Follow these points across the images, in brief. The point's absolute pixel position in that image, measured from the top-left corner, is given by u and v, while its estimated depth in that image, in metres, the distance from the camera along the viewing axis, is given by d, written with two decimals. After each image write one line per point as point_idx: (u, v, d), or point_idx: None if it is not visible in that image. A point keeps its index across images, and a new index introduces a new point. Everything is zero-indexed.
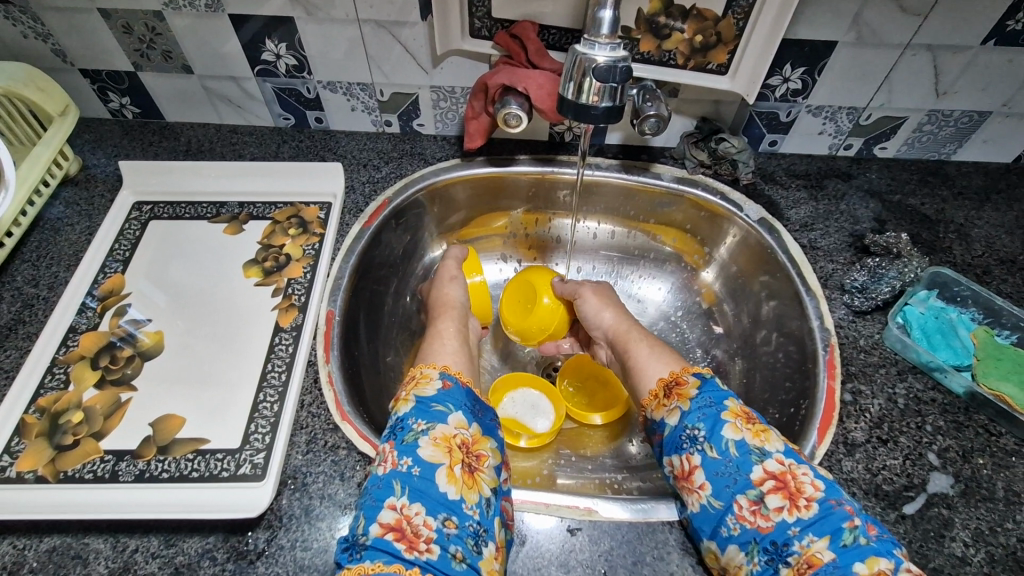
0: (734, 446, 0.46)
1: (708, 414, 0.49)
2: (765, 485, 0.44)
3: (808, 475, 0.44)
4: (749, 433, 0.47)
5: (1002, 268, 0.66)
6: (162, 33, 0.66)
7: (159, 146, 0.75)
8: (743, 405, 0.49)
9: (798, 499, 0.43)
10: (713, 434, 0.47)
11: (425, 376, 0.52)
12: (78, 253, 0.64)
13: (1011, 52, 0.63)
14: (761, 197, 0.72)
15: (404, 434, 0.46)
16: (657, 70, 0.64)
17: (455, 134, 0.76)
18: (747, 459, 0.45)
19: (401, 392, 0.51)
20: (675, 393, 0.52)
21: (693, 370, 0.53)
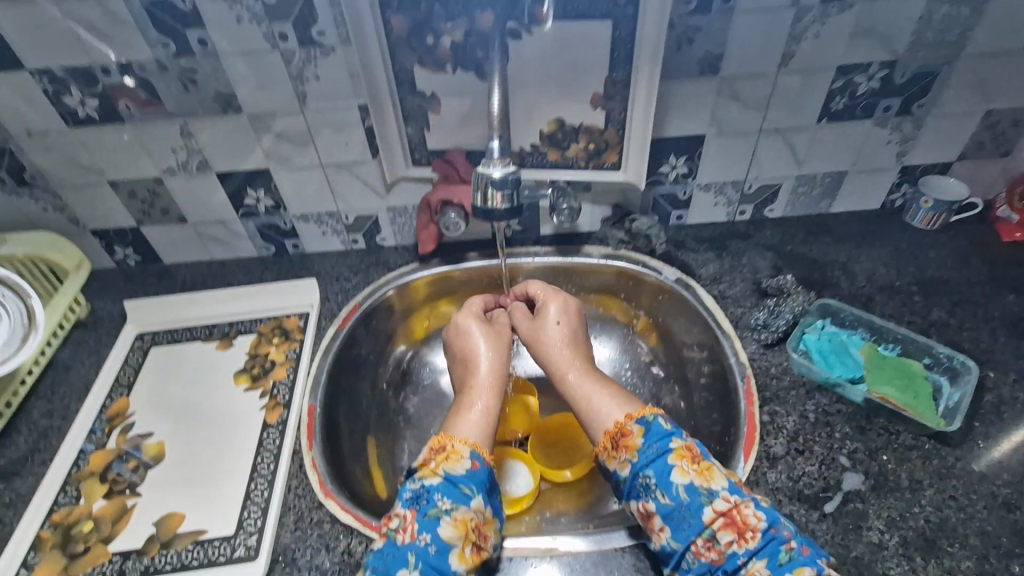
0: (684, 490, 0.51)
1: (657, 461, 0.53)
2: (715, 524, 0.49)
3: (751, 509, 0.49)
4: (695, 473, 0.52)
5: (884, 294, 0.77)
6: (161, 194, 0.81)
7: (157, 285, 0.87)
8: (688, 445, 0.54)
9: (745, 532, 0.48)
10: (664, 481, 0.52)
11: (456, 451, 0.56)
12: (87, 384, 0.73)
13: (841, 126, 0.79)
14: (675, 262, 0.84)
15: (427, 507, 0.51)
16: (567, 170, 0.80)
17: (412, 242, 0.89)
18: (696, 500, 0.50)
19: (432, 461, 0.55)
20: (622, 446, 0.56)
21: (636, 418, 0.57)
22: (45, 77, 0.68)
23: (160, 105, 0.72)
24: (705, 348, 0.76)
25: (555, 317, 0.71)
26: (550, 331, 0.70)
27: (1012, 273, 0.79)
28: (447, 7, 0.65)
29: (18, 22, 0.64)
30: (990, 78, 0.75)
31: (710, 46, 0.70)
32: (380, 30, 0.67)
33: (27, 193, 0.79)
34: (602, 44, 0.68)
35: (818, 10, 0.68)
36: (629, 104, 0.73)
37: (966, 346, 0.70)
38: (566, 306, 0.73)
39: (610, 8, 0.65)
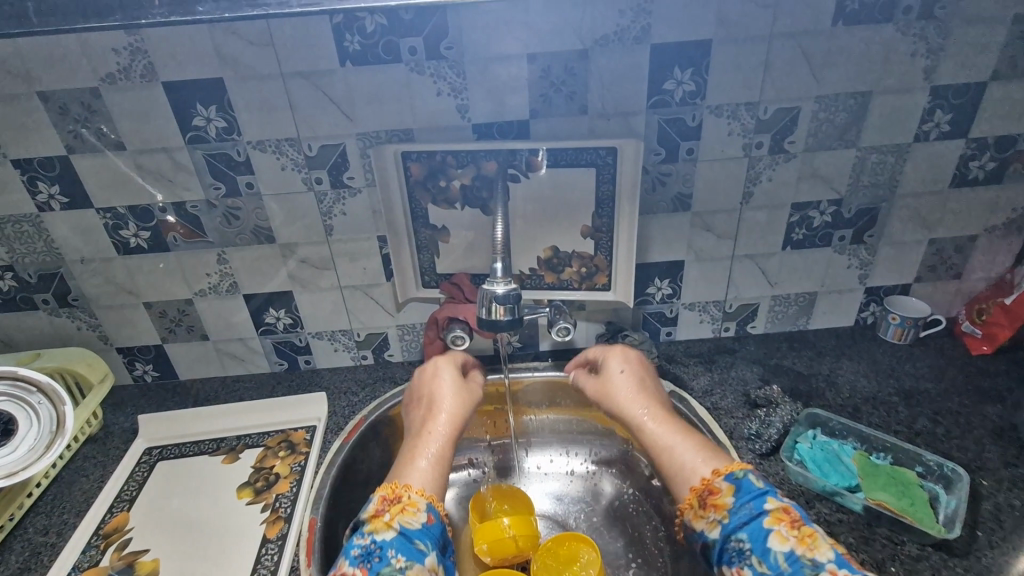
0: (783, 558, 0.52)
1: (751, 525, 0.55)
2: None
3: None
4: (797, 541, 0.52)
5: (869, 405, 0.81)
6: (189, 313, 0.88)
7: (170, 401, 0.90)
8: (786, 510, 0.55)
9: None
10: (760, 546, 0.53)
11: (412, 504, 0.59)
12: (88, 499, 0.73)
13: (804, 252, 0.90)
14: (668, 375, 0.89)
15: (382, 565, 0.53)
16: (564, 291, 0.88)
17: (418, 358, 0.95)
18: (798, 571, 0.51)
19: (385, 512, 0.57)
20: (711, 505, 0.59)
21: (725, 474, 0.60)
22: (108, 212, 0.79)
23: (203, 235, 0.82)
24: None
25: (623, 364, 0.78)
26: (614, 377, 0.78)
27: (987, 385, 0.84)
28: (458, 157, 0.78)
29: (97, 169, 0.76)
30: (926, 211, 0.87)
31: (680, 187, 0.82)
32: (401, 175, 0.79)
33: (66, 313, 0.86)
34: (588, 185, 0.80)
35: (768, 158, 0.81)
36: (614, 235, 0.84)
37: (955, 455, 0.72)
38: (632, 355, 0.80)
39: (594, 158, 0.78)
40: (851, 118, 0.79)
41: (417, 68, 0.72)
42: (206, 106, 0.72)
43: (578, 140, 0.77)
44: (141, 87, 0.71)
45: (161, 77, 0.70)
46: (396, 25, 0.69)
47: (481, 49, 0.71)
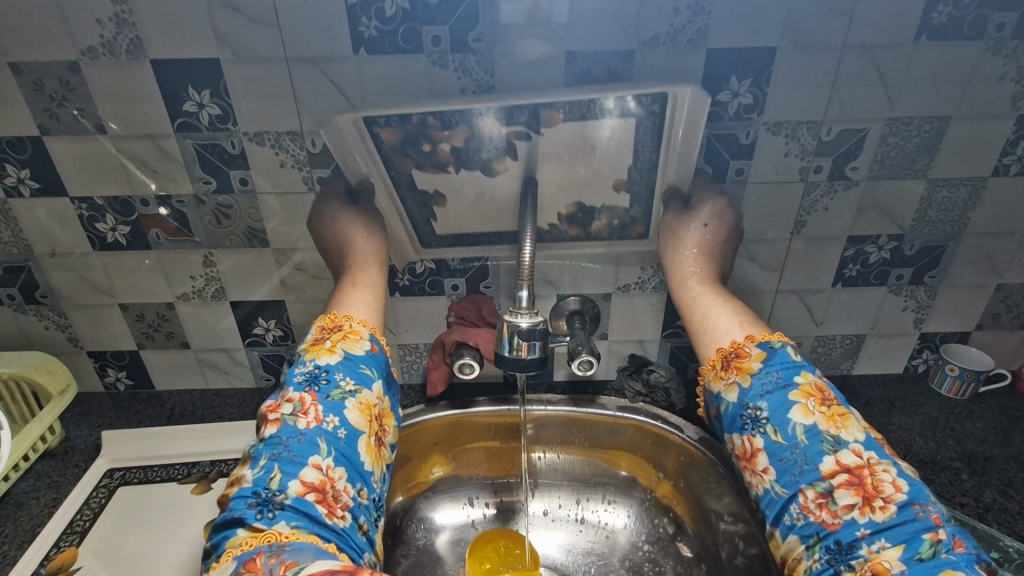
0: (802, 432, 0.50)
1: (773, 394, 0.52)
2: (836, 480, 0.47)
3: (887, 475, 0.47)
4: (823, 417, 0.50)
5: (926, 469, 0.71)
6: (169, 318, 0.80)
7: (143, 414, 0.81)
8: (816, 385, 0.52)
9: (873, 499, 0.46)
10: (779, 419, 0.51)
11: (354, 332, 0.57)
12: (34, 527, 0.64)
13: (857, 290, 0.80)
14: (696, 419, 0.80)
15: (329, 389, 0.51)
16: (589, 274, 0.78)
17: (419, 381, 0.87)
18: (817, 446, 0.49)
19: (327, 340, 0.56)
20: (734, 367, 0.56)
21: (759, 341, 0.56)
22: (84, 203, 0.71)
23: (189, 234, 0.73)
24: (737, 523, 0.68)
25: (706, 217, 0.69)
26: (691, 233, 0.69)
27: None
28: (441, 118, 0.66)
29: (74, 154, 0.67)
30: (997, 253, 0.78)
31: None
32: (368, 144, 0.68)
33: (33, 311, 0.78)
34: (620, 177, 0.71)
35: (825, 184, 0.72)
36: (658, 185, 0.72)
37: None
38: (718, 208, 0.70)
39: (628, 111, 0.65)
40: (924, 145, 0.70)
41: (439, 61, 0.63)
42: (199, 90, 0.64)
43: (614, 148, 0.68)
44: (127, 66, 0.63)
45: (150, 55, 0.62)
46: (419, 11, 0.60)
47: (511, 41, 0.63)
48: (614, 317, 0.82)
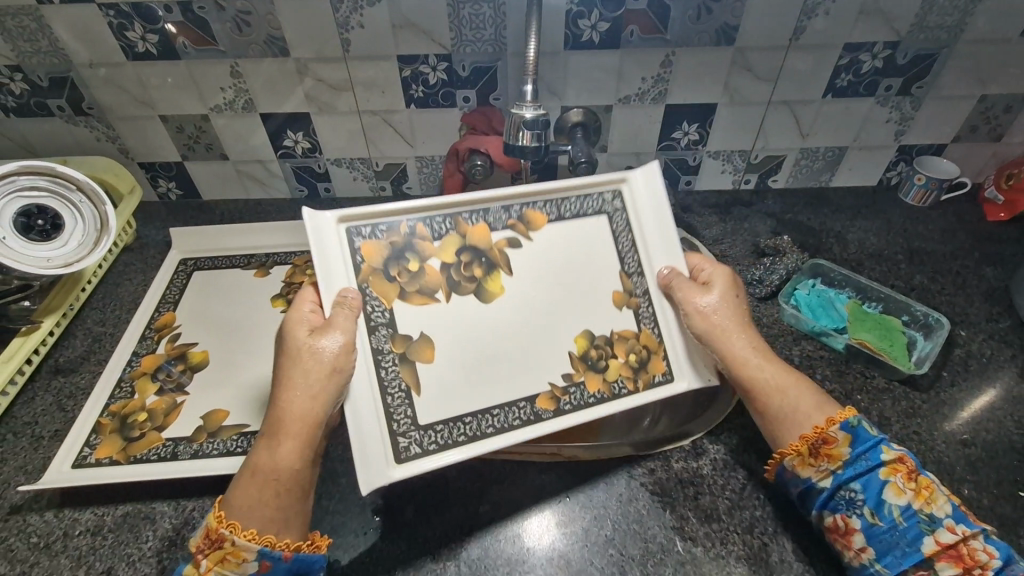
0: (900, 511, 0.49)
1: (866, 479, 0.51)
2: (936, 556, 0.48)
3: (980, 543, 0.47)
4: (914, 495, 0.50)
5: (872, 261, 0.83)
6: (206, 131, 0.88)
7: (198, 219, 0.94)
8: (900, 457, 0.51)
9: (971, 566, 0.47)
10: (875, 503, 0.50)
11: (235, 554, 0.48)
12: (136, 299, 0.81)
13: (845, 102, 0.85)
14: (682, 222, 0.91)
15: None
16: (592, 84, 0.83)
17: (436, 193, 0.97)
18: (915, 528, 0.49)
19: (206, 557, 0.48)
20: (823, 453, 0.53)
21: (839, 424, 0.53)
22: (111, 9, 0.74)
23: (213, 43, 0.77)
24: None
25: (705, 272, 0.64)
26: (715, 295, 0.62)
27: (994, 249, 0.85)
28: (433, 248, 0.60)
29: None
30: (988, 61, 0.80)
31: (726, 17, 0.76)
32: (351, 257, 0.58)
33: (84, 122, 0.86)
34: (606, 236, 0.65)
35: None
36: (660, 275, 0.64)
37: (944, 308, 0.76)
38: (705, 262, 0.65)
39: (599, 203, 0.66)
40: None
41: None
42: None
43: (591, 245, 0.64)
44: None
45: None
46: None
47: None
48: (614, 130, 0.88)
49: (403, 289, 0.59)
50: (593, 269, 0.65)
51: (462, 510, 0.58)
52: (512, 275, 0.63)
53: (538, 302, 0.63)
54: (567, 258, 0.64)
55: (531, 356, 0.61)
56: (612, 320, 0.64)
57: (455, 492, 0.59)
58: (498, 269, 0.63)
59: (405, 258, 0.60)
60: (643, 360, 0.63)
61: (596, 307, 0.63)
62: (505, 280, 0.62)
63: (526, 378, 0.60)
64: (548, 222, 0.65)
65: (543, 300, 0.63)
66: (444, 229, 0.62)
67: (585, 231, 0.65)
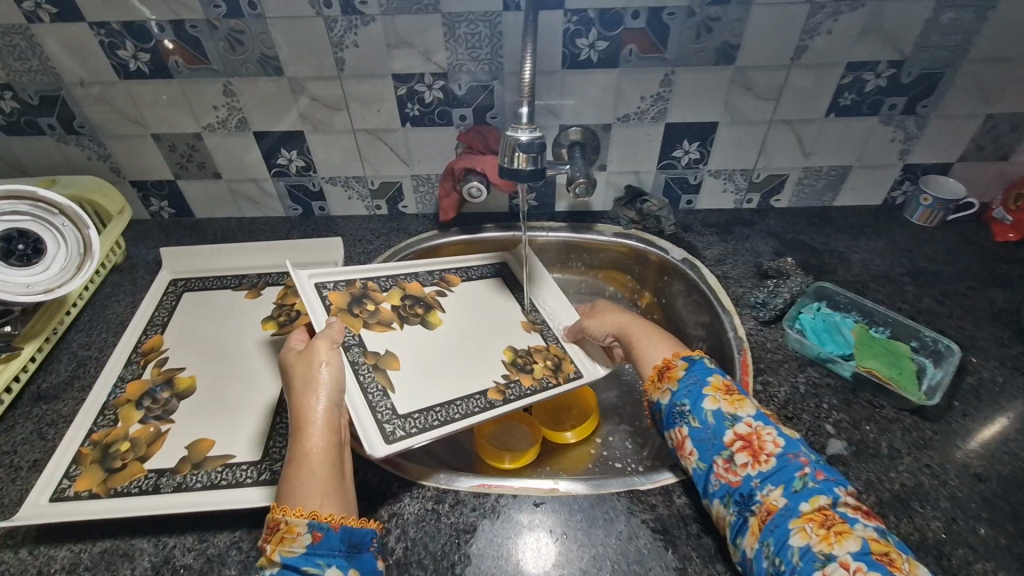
0: (712, 416, 0.57)
1: (693, 391, 0.60)
2: (734, 446, 0.55)
3: (771, 435, 0.55)
4: (726, 403, 0.58)
5: (878, 283, 0.81)
6: (199, 149, 0.86)
7: (190, 238, 0.92)
8: (724, 380, 0.60)
9: (760, 455, 0.53)
10: (696, 408, 0.59)
11: (291, 529, 0.45)
12: (124, 322, 0.79)
13: (848, 121, 0.83)
14: (683, 243, 0.89)
15: None
16: (591, 103, 0.81)
17: (433, 212, 0.95)
18: (721, 424, 0.57)
19: (268, 544, 0.45)
20: (667, 377, 0.63)
21: (682, 356, 0.64)
22: (102, 28, 0.73)
23: (206, 62, 0.76)
24: (703, 326, 0.81)
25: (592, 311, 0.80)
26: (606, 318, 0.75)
27: (1004, 271, 0.83)
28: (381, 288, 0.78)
29: None
30: (995, 80, 0.79)
31: (727, 35, 0.75)
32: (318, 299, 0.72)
33: (75, 141, 0.85)
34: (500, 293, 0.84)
35: (831, 6, 0.72)
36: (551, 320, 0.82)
37: (953, 333, 0.74)
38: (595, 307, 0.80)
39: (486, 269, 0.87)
40: None
41: None
42: None
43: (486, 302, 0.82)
44: None
45: None
46: None
47: None
48: (614, 148, 0.87)
49: (365, 322, 0.72)
50: (502, 317, 0.80)
51: (455, 548, 0.55)
52: (445, 312, 0.78)
53: (468, 331, 0.77)
54: (484, 308, 0.81)
55: (478, 359, 0.73)
56: (523, 339, 0.78)
57: (449, 529, 0.57)
58: (434, 308, 0.78)
59: (365, 301, 0.74)
60: (556, 368, 0.75)
61: (507, 332, 0.78)
62: (440, 315, 0.77)
63: (478, 375, 0.70)
64: (462, 281, 0.84)
65: (470, 325, 0.78)
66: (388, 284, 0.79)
67: (490, 291, 0.84)
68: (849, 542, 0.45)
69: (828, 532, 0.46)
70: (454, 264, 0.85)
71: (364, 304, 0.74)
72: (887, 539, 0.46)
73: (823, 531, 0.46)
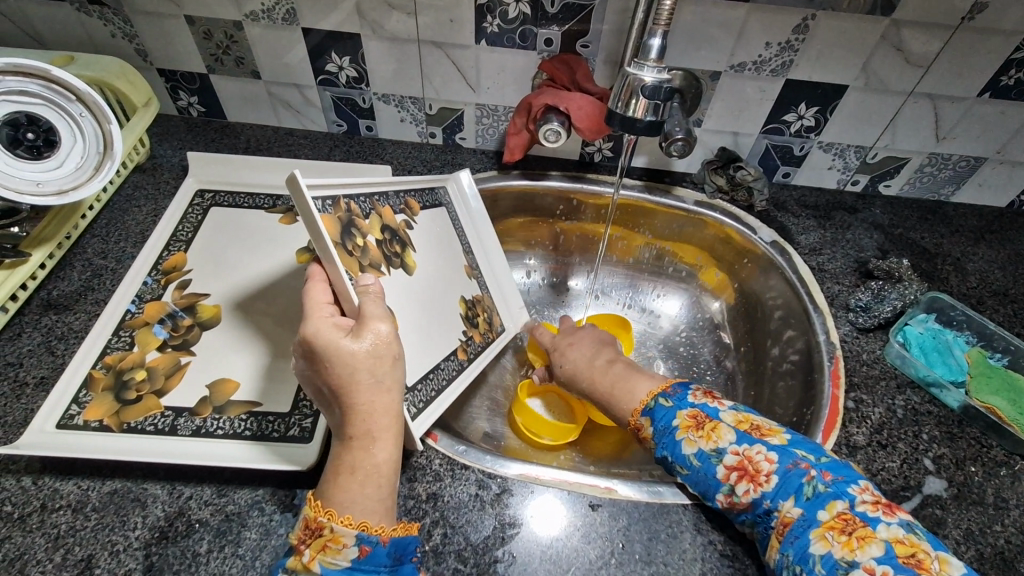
0: (695, 458, 0.50)
1: (666, 440, 0.53)
2: (731, 479, 0.48)
3: (762, 452, 0.48)
4: (701, 440, 0.51)
5: (995, 300, 0.71)
6: (238, 41, 0.75)
7: (221, 142, 0.83)
8: (691, 412, 0.53)
9: (757, 477, 0.47)
10: (676, 455, 0.52)
11: (336, 539, 0.42)
12: (144, 232, 0.71)
13: (1004, 105, 0.69)
14: (774, 223, 0.78)
15: None
16: (703, 43, 0.68)
17: (493, 148, 0.84)
18: (709, 465, 0.50)
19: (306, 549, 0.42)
20: (642, 436, 0.56)
21: (643, 408, 0.56)
22: None
23: None
24: (787, 323, 0.72)
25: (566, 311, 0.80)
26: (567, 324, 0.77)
27: None
28: (360, 207, 0.55)
29: None
30: None
31: None
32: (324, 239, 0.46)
33: (97, 12, 0.73)
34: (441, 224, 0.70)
35: None
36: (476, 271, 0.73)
37: None
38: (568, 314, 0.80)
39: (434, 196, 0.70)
40: None
41: None
42: None
43: (441, 241, 0.68)
44: None
45: None
46: None
47: None
48: (717, 102, 0.74)
49: (360, 266, 0.51)
50: (454, 265, 0.68)
51: (498, 544, 0.49)
52: (417, 252, 0.62)
53: (438, 277, 0.64)
54: (448, 250, 0.68)
55: (445, 312, 0.63)
56: (467, 287, 0.69)
57: (492, 519, 0.51)
58: (408, 246, 0.61)
59: (353, 232, 0.52)
60: (488, 322, 0.71)
61: (455, 273, 0.68)
62: (415, 256, 0.61)
63: (446, 334, 0.62)
64: (422, 210, 0.66)
65: (433, 271, 0.64)
66: (365, 208, 0.56)
67: (438, 222, 0.69)
68: (873, 546, 0.40)
69: (850, 538, 0.41)
70: (412, 182, 0.65)
71: (353, 237, 0.52)
72: (915, 533, 0.41)
73: (844, 538, 0.41)
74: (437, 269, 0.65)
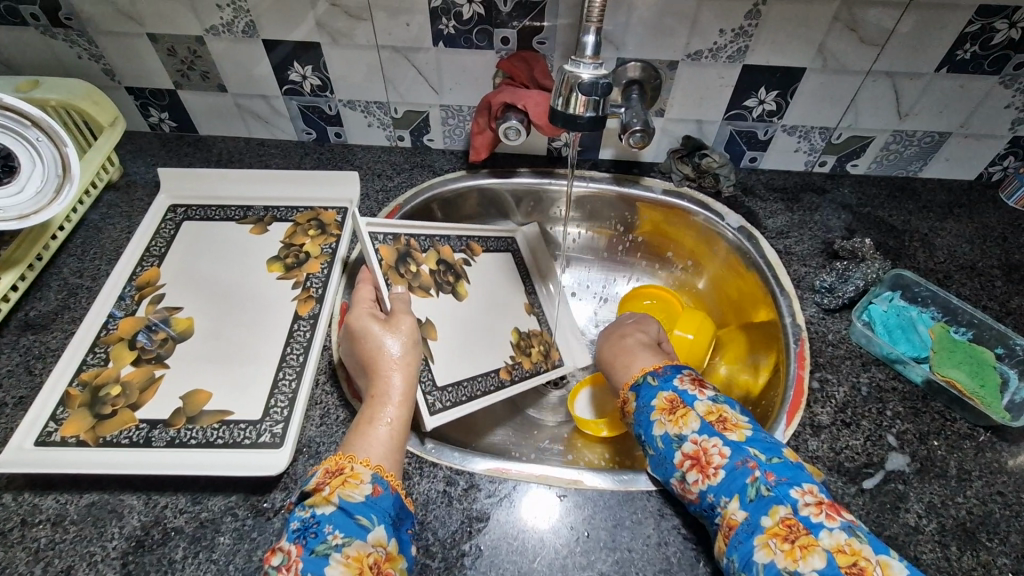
0: (661, 441, 0.53)
1: (643, 419, 0.55)
2: (684, 466, 0.50)
3: (717, 445, 0.49)
4: (670, 423, 0.53)
5: (962, 274, 0.71)
6: (202, 56, 0.76)
7: (193, 157, 0.84)
8: (669, 396, 0.54)
9: (708, 469, 0.48)
10: (648, 435, 0.54)
11: (356, 475, 0.46)
12: (118, 249, 0.72)
13: (962, 79, 0.69)
14: (741, 208, 0.79)
15: (315, 543, 0.42)
16: (659, 33, 0.68)
17: (461, 148, 0.85)
18: (670, 448, 0.52)
19: (326, 485, 0.45)
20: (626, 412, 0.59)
21: (631, 383, 0.59)
22: None
23: None
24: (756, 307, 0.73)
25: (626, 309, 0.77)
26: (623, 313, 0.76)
27: None
28: (420, 240, 0.69)
29: None
30: None
31: None
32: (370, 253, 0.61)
33: (62, 34, 0.74)
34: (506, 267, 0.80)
35: None
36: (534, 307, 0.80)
37: None
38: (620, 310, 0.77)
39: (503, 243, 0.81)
40: None
41: None
42: None
43: (499, 275, 0.78)
44: None
45: None
46: None
47: None
48: (678, 90, 0.74)
49: (410, 285, 0.64)
50: (509, 298, 0.77)
51: (465, 538, 0.50)
52: (470, 283, 0.73)
53: (493, 310, 0.73)
54: (501, 288, 0.77)
55: (492, 338, 0.70)
56: (524, 320, 0.77)
57: (460, 515, 0.52)
58: (461, 278, 0.72)
59: (408, 260, 0.66)
60: (544, 354, 0.76)
61: (512, 308, 0.76)
62: (468, 287, 0.72)
63: (490, 356, 0.69)
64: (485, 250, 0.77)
65: (491, 303, 0.74)
66: (427, 244, 0.70)
67: (503, 263, 0.80)
68: (815, 557, 0.41)
69: (793, 547, 0.42)
70: (477, 229, 0.78)
71: (405, 262, 0.66)
72: (857, 537, 0.42)
73: (787, 547, 0.42)
74: (495, 305, 0.74)
